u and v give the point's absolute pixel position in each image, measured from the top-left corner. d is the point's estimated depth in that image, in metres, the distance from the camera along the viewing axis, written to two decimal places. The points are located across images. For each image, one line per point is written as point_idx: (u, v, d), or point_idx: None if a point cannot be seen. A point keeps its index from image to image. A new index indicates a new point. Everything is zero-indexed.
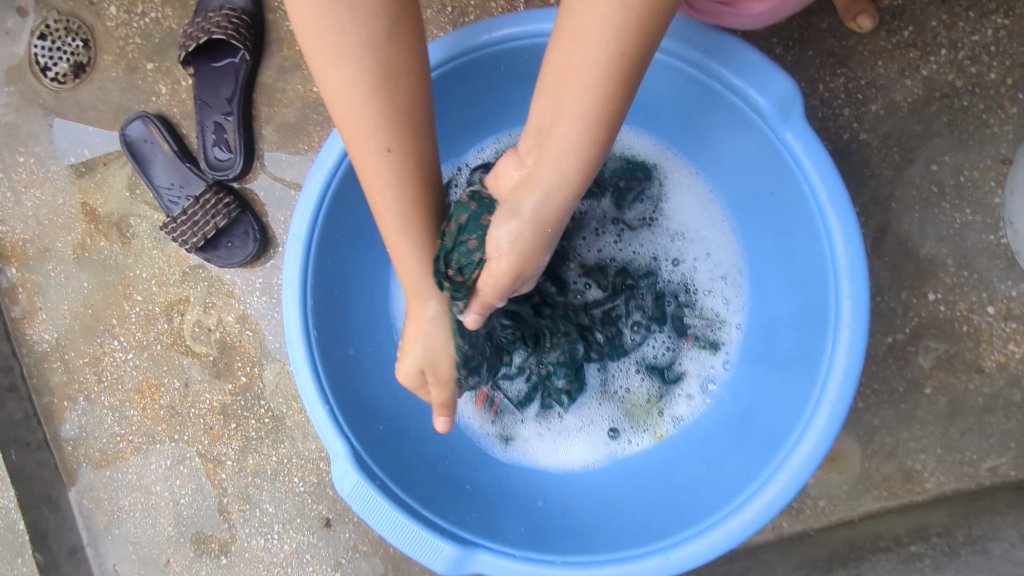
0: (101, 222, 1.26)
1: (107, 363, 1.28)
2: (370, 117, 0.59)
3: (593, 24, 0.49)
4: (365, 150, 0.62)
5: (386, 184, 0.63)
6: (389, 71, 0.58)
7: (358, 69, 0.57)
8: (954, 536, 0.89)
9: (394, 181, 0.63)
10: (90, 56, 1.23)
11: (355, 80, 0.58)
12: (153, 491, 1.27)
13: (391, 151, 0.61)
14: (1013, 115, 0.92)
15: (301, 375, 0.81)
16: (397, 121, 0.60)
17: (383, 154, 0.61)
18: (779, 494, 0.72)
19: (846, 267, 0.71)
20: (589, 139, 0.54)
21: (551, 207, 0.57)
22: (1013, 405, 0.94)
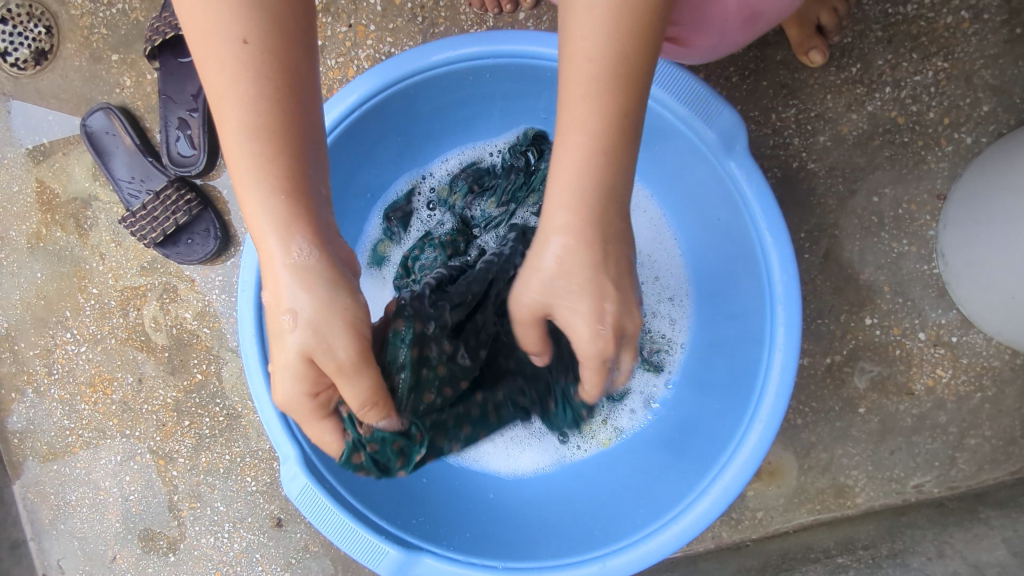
0: (57, 212, 1.24)
1: (58, 356, 1.26)
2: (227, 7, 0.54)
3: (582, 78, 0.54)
4: (215, 43, 0.55)
5: (233, 84, 0.55)
6: (264, 64, 0.55)
7: (234, 64, 0.55)
8: (878, 549, 0.94)
9: (241, 83, 0.55)
10: (53, 44, 1.21)
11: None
12: (101, 487, 1.26)
13: (247, 43, 0.55)
14: (948, 153, 0.98)
15: (253, 376, 0.82)
16: (261, 16, 0.54)
17: (239, 45, 0.55)
18: (711, 507, 0.75)
19: (781, 295, 0.75)
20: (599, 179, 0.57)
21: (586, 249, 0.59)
22: (938, 426, 0.99)
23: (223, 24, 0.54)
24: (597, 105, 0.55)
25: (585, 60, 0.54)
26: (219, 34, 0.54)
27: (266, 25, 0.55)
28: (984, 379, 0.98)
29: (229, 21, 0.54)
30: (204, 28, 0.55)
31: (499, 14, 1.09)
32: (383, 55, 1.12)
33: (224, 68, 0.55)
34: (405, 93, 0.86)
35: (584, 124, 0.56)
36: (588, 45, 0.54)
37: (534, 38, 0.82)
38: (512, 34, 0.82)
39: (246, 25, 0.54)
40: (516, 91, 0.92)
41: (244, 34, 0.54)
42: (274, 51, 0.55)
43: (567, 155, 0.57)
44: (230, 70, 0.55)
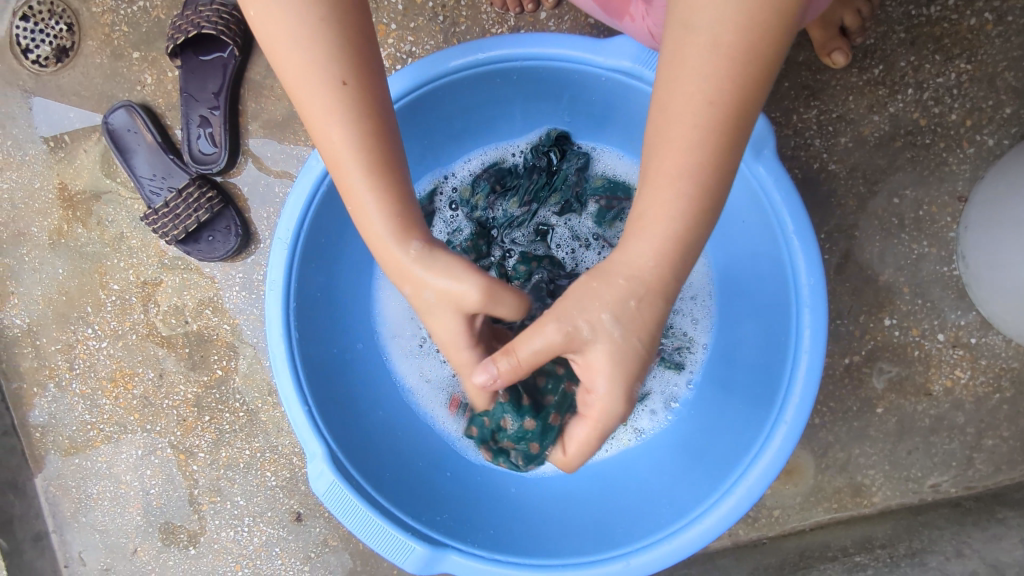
0: (79, 209, 1.25)
1: (80, 351, 1.27)
2: (322, 52, 0.60)
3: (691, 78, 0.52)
4: (316, 87, 0.61)
5: (340, 120, 0.62)
6: (365, 96, 0.62)
7: (335, 97, 0.61)
8: (896, 548, 0.95)
9: (348, 118, 0.62)
10: (74, 41, 1.21)
11: (310, 41, 0.59)
12: (122, 481, 1.28)
13: (346, 84, 0.61)
14: (970, 155, 0.98)
15: (280, 375, 0.83)
16: (352, 55, 0.61)
17: (339, 87, 0.61)
18: (735, 507, 0.76)
19: (808, 298, 0.75)
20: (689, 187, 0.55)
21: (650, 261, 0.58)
22: (956, 427, 1.00)
23: (324, 69, 0.60)
24: (703, 151, 0.54)
25: (709, 49, 0.50)
26: (318, 79, 0.61)
27: (355, 59, 0.61)
28: (1002, 381, 0.99)
29: (327, 60, 0.60)
30: (303, 74, 0.61)
31: (520, 14, 1.09)
32: (404, 54, 1.12)
33: (328, 102, 0.62)
34: (429, 95, 0.87)
35: (682, 170, 0.55)
36: (702, 88, 0.52)
37: (558, 39, 0.82)
38: (538, 37, 0.82)
39: (342, 67, 0.61)
40: (539, 92, 0.93)
41: (344, 76, 0.61)
42: (368, 80, 0.62)
43: (658, 195, 0.56)
44: (333, 97, 0.61)
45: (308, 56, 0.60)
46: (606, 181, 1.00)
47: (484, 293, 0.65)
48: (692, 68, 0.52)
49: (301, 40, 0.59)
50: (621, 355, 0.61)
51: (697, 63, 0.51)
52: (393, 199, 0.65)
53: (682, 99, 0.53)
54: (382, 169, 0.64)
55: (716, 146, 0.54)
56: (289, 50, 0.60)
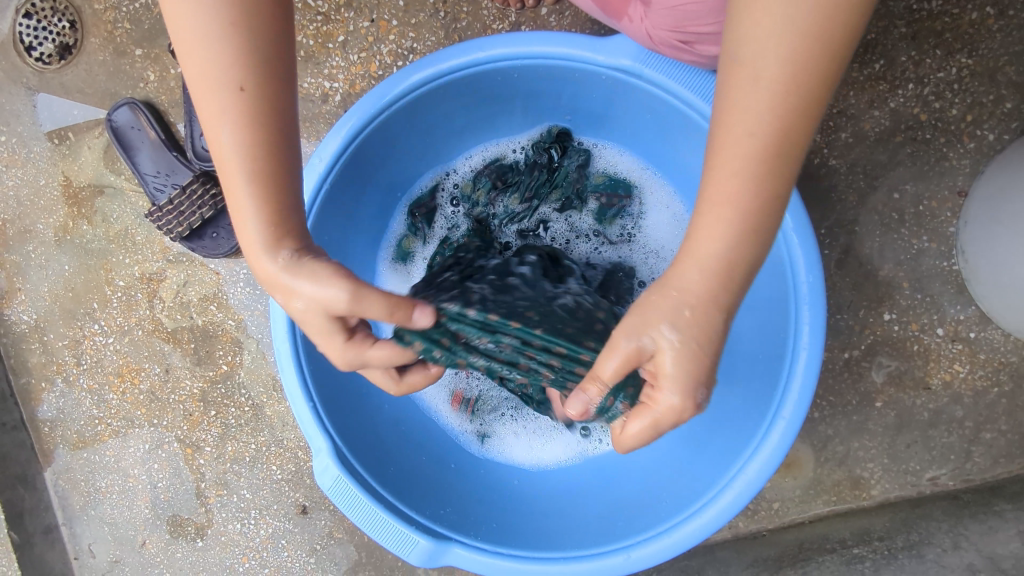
0: (84, 206, 1.26)
1: (87, 346, 1.28)
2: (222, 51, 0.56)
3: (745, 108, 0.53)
4: (211, 89, 0.57)
5: (232, 123, 0.57)
6: (262, 100, 0.58)
7: (229, 100, 0.57)
8: (893, 540, 0.96)
9: (240, 121, 0.57)
10: (77, 38, 1.22)
11: (211, 40, 0.55)
12: (130, 475, 1.29)
13: (244, 89, 0.57)
14: (971, 149, 0.98)
15: (286, 372, 0.84)
16: (255, 60, 0.57)
17: (235, 92, 0.57)
18: (734, 500, 0.78)
19: (806, 295, 0.76)
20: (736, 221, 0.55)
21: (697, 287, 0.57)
22: (954, 420, 1.01)
23: (223, 68, 0.56)
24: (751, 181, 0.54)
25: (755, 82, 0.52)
26: (216, 77, 0.56)
27: (250, 61, 0.56)
28: (1001, 374, 1.00)
29: (226, 64, 0.56)
30: (201, 68, 0.56)
31: (521, 10, 1.09)
32: (405, 50, 1.12)
33: (217, 106, 0.57)
34: (430, 95, 0.87)
35: (736, 196, 0.54)
36: (759, 110, 0.52)
37: (553, 37, 0.82)
38: (537, 35, 0.83)
39: (239, 69, 0.56)
40: (538, 88, 0.92)
41: (239, 80, 0.56)
42: (267, 80, 0.57)
43: (705, 223, 0.56)
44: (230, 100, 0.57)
45: (208, 53, 0.56)
46: (607, 177, 1.00)
47: (352, 296, 0.59)
48: (751, 89, 0.52)
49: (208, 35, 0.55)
50: (685, 356, 0.57)
51: (753, 85, 0.52)
52: (276, 208, 0.60)
53: (738, 122, 0.53)
54: (265, 178, 0.59)
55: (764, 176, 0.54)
56: (191, 42, 0.56)
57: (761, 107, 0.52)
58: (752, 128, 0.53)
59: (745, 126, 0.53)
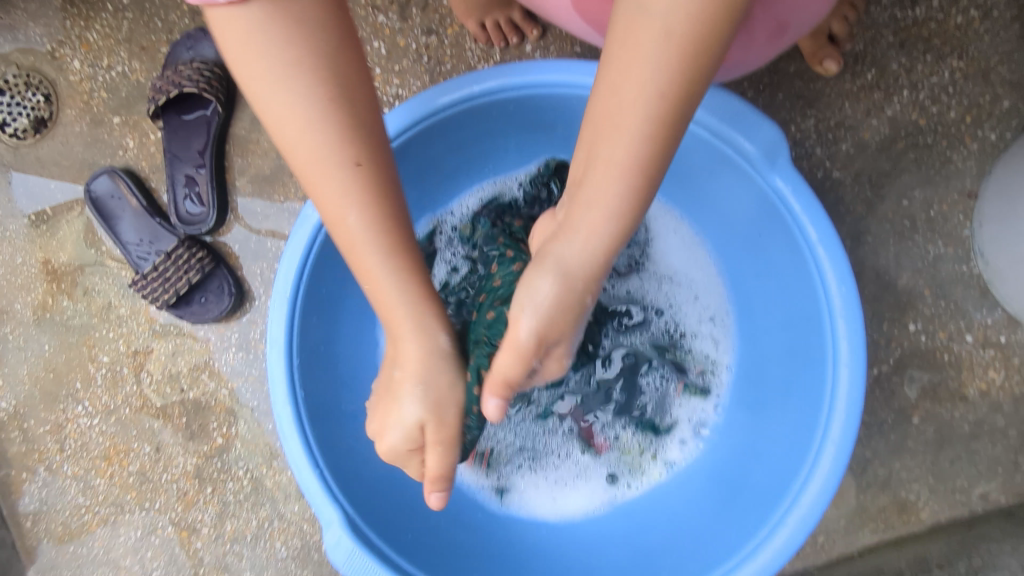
0: (63, 281, 1.20)
1: (70, 430, 1.20)
2: (330, 138, 0.55)
3: (636, 57, 0.50)
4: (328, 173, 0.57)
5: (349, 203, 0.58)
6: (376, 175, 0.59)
7: (343, 171, 0.57)
8: (954, 566, 0.90)
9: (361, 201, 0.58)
10: (52, 111, 1.19)
11: (304, 108, 0.54)
12: (122, 566, 1.20)
13: (360, 165, 0.57)
14: (974, 151, 0.97)
15: (289, 440, 0.78)
16: (365, 138, 0.57)
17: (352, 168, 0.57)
18: (790, 539, 0.71)
19: (841, 308, 0.72)
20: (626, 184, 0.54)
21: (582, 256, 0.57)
22: (997, 430, 0.96)
23: (339, 150, 0.56)
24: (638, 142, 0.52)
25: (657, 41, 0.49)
26: (333, 162, 0.56)
27: (370, 144, 0.58)
28: None
29: (337, 147, 0.56)
30: (306, 138, 0.55)
31: (505, 48, 1.08)
32: (390, 97, 1.11)
33: (339, 188, 0.57)
34: (423, 134, 0.84)
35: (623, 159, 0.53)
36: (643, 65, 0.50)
37: (544, 68, 0.80)
38: (528, 65, 0.80)
39: (357, 150, 0.57)
40: (530, 121, 0.90)
41: (357, 157, 0.57)
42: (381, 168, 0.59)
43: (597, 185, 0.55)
44: (347, 186, 0.57)
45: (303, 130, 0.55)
46: None
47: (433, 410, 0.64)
48: (612, 116, 0.52)
49: (305, 109, 0.54)
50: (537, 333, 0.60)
51: (631, 68, 0.50)
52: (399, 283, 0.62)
53: (617, 99, 0.52)
54: (399, 250, 0.61)
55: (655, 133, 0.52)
56: (284, 118, 0.55)
57: (623, 112, 0.51)
58: (633, 103, 0.51)
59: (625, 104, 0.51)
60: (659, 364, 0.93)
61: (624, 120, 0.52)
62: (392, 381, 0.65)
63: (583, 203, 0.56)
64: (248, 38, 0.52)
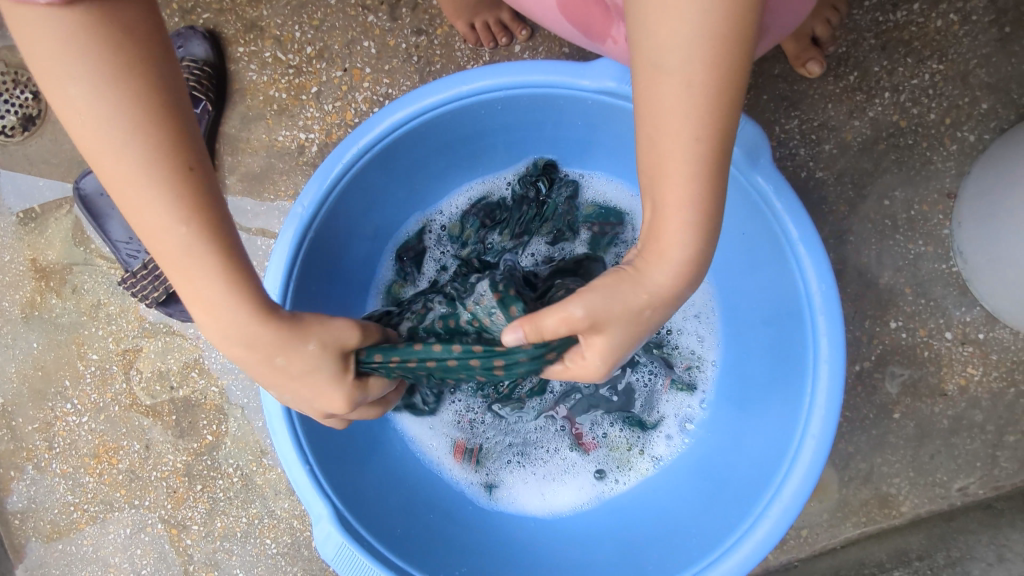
0: (52, 279, 1.20)
1: (59, 428, 1.20)
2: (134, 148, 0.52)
3: (677, 106, 0.52)
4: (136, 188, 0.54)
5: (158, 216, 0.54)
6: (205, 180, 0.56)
7: (148, 183, 0.53)
8: (934, 559, 0.94)
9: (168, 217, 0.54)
10: (41, 109, 1.19)
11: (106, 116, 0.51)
12: (111, 563, 1.20)
13: (190, 168, 0.54)
14: (954, 152, 0.99)
15: (278, 436, 0.78)
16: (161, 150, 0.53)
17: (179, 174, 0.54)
18: (771, 530, 0.73)
19: (821, 305, 0.73)
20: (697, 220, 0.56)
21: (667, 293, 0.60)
22: (975, 425, 0.98)
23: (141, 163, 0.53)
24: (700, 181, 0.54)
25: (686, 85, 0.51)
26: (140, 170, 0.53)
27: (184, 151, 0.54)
28: (1016, 373, 0.97)
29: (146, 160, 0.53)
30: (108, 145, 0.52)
31: (494, 48, 1.09)
32: (380, 96, 1.12)
33: (144, 199, 0.54)
34: (413, 132, 0.85)
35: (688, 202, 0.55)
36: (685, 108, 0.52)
37: (533, 68, 0.81)
38: (517, 65, 0.82)
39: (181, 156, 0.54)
40: (520, 121, 0.91)
41: (187, 165, 0.54)
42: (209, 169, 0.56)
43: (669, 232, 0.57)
44: (162, 198, 0.54)
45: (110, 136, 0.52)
46: (597, 207, 0.98)
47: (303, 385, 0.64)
48: (671, 165, 0.54)
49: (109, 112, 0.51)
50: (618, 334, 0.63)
51: (676, 115, 0.52)
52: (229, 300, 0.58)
53: (668, 150, 0.54)
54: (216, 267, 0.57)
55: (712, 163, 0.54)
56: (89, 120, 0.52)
57: (681, 144, 0.53)
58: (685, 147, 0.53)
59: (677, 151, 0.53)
60: (646, 361, 0.94)
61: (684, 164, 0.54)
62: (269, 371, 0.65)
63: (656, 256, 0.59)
64: (57, 54, 0.50)
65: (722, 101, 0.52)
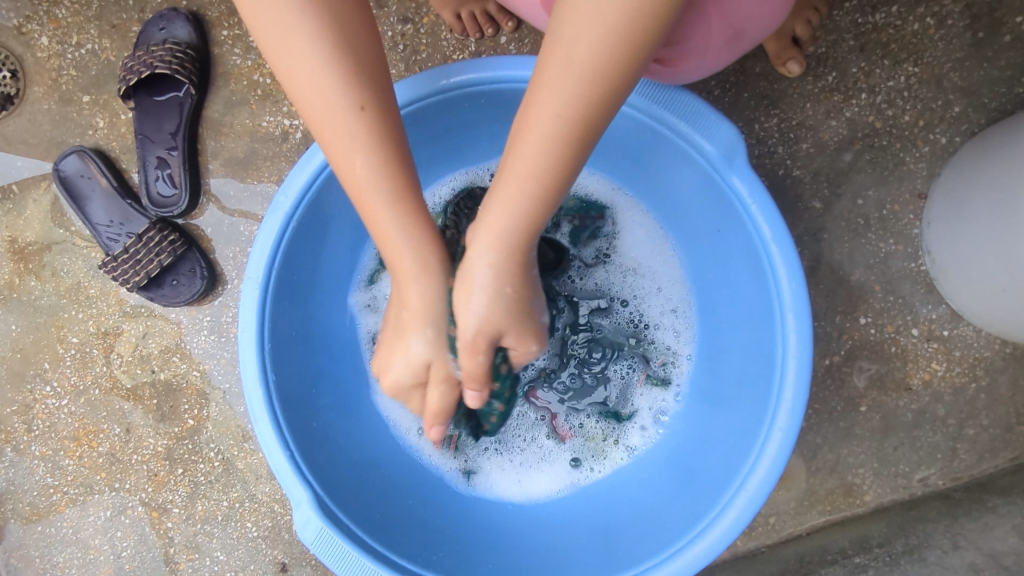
0: (31, 261, 1.19)
1: (38, 411, 1.20)
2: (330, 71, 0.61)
3: (556, 81, 0.56)
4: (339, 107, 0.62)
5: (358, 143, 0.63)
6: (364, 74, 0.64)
7: (335, 93, 0.62)
8: (893, 546, 0.96)
9: (365, 141, 0.63)
10: (19, 88, 1.17)
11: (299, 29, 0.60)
12: (91, 545, 1.20)
13: (364, 108, 0.63)
14: (926, 153, 1.01)
15: (259, 422, 0.79)
16: (362, 79, 0.62)
17: (357, 111, 0.63)
18: (737, 520, 0.76)
19: (790, 304, 0.76)
20: (533, 191, 0.61)
21: (500, 261, 0.65)
22: (938, 419, 1.02)
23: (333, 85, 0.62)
24: (548, 159, 0.59)
25: (567, 65, 0.55)
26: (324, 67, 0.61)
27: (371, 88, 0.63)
28: (978, 370, 1.01)
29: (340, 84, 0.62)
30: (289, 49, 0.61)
31: (479, 39, 1.09)
32: None
33: (342, 123, 0.63)
34: None
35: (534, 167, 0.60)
36: (560, 91, 0.56)
37: (516, 62, 0.82)
38: (501, 59, 0.82)
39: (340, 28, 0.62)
40: (504, 114, 0.92)
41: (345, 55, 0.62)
42: (385, 104, 0.64)
43: (508, 191, 0.62)
44: (338, 80, 0.62)
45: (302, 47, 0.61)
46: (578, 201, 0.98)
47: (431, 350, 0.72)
48: (530, 129, 0.59)
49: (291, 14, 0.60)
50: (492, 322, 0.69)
51: (549, 87, 0.57)
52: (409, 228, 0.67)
53: (532, 118, 0.58)
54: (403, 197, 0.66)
55: (565, 147, 0.59)
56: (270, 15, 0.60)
57: (554, 107, 0.57)
58: (546, 122, 0.58)
59: (539, 121, 0.58)
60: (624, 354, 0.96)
61: (541, 135, 0.58)
62: (399, 320, 0.73)
63: (490, 204, 0.64)
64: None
65: (591, 97, 0.56)
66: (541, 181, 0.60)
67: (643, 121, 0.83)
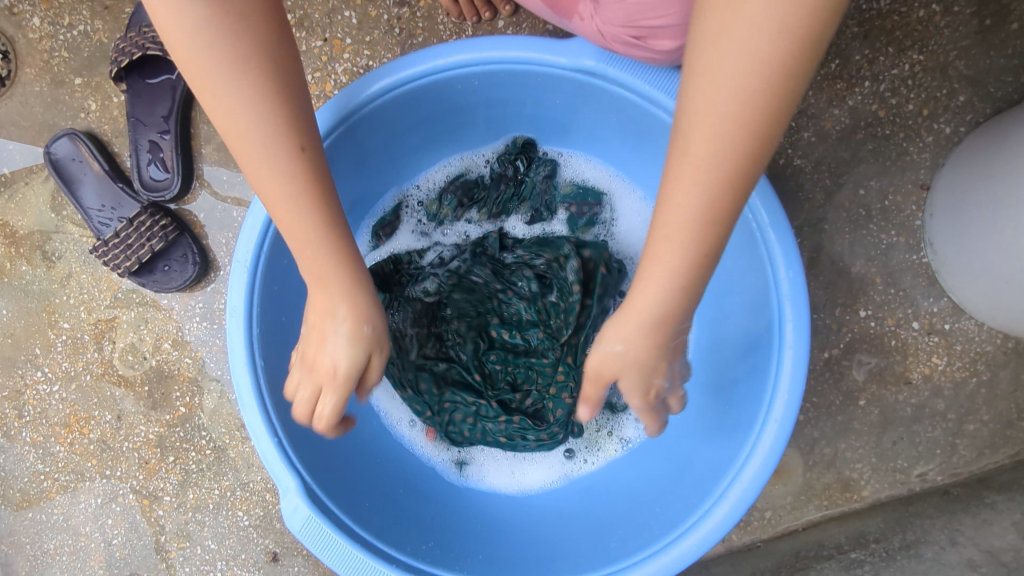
0: (23, 245, 1.18)
1: (29, 397, 1.19)
2: (248, 90, 0.60)
3: (712, 115, 0.54)
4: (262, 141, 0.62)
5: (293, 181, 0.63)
6: (320, 164, 0.65)
7: (260, 118, 0.61)
8: (890, 541, 0.94)
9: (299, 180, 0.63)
10: (10, 69, 1.15)
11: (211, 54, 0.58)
12: (82, 533, 1.20)
13: (304, 149, 0.63)
14: (930, 143, 0.99)
15: (247, 408, 0.78)
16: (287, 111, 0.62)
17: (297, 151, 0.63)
18: (730, 512, 0.74)
19: (787, 290, 0.74)
20: (699, 233, 0.57)
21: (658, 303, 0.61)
22: (937, 414, 1.00)
23: (252, 108, 0.60)
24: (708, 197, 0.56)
25: (723, 99, 0.53)
26: (253, 103, 0.60)
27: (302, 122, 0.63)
28: (979, 364, 0.99)
29: (260, 101, 0.60)
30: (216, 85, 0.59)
31: (476, 23, 1.07)
32: (360, 68, 1.09)
33: (266, 142, 0.62)
34: (388, 105, 0.83)
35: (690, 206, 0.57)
36: (716, 125, 0.54)
37: (510, 43, 0.80)
38: (494, 40, 0.80)
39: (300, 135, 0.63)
40: (498, 98, 0.90)
41: (304, 143, 0.63)
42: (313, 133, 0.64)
43: (667, 238, 0.59)
44: (265, 110, 0.61)
45: (230, 86, 0.60)
46: (574, 187, 0.99)
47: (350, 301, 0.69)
48: (693, 169, 0.56)
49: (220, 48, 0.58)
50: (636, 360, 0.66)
51: (704, 126, 0.54)
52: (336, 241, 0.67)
53: (689, 159, 0.56)
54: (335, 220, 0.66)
55: (731, 182, 0.56)
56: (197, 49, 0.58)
57: (714, 142, 0.54)
58: (705, 158, 0.55)
59: (699, 160, 0.55)
60: None
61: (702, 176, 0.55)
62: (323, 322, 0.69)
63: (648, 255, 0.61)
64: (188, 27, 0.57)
65: (749, 122, 0.53)
66: (705, 221, 0.56)
67: (642, 105, 0.81)
